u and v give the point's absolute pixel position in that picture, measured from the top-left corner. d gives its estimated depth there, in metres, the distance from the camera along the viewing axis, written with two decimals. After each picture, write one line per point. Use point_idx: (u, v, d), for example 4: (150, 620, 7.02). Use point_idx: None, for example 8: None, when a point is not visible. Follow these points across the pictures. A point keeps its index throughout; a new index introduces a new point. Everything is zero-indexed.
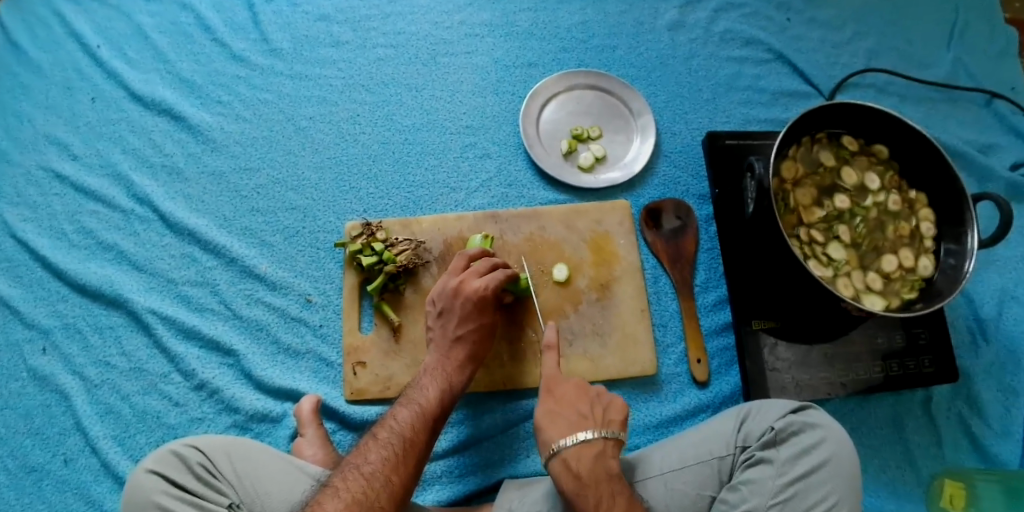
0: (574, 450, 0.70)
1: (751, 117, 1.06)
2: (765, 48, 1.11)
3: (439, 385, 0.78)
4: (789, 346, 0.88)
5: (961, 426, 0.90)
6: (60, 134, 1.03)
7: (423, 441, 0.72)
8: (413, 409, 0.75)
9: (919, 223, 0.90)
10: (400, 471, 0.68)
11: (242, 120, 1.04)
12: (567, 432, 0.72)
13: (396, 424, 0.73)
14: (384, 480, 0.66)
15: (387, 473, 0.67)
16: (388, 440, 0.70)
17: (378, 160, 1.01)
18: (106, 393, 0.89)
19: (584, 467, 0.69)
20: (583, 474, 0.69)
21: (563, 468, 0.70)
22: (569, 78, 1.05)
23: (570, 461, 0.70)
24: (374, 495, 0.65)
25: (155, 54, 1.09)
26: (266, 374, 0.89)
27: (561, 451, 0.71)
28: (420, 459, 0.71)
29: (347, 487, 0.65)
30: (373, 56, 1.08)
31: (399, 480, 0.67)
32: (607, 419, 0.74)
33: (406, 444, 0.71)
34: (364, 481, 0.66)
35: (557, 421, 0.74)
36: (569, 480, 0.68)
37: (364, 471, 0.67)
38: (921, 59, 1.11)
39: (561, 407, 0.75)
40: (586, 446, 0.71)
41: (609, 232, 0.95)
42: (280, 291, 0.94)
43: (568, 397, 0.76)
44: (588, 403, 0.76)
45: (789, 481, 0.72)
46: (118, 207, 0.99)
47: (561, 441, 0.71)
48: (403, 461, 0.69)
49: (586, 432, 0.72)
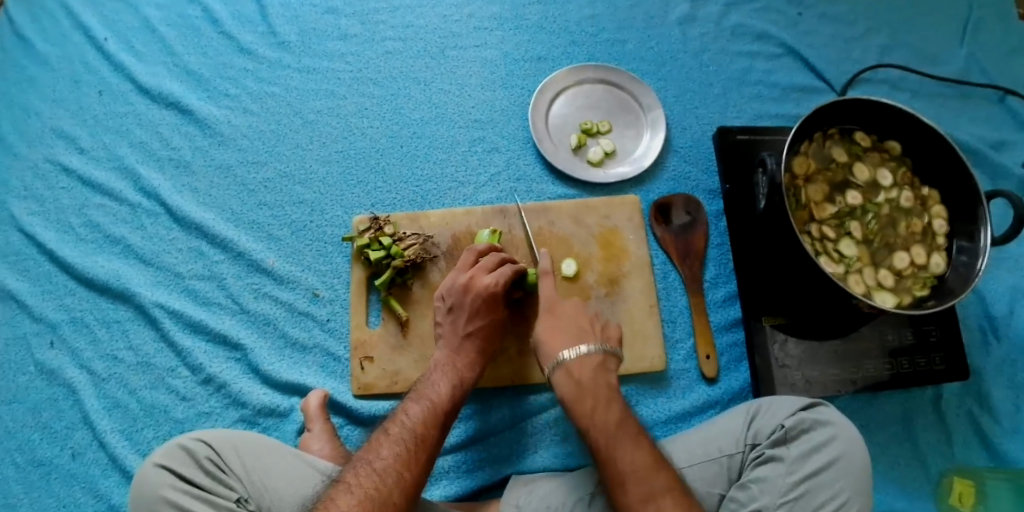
0: (575, 362, 0.78)
1: (762, 112, 1.05)
2: (776, 42, 1.10)
3: (450, 381, 0.78)
4: (799, 343, 0.88)
5: (971, 425, 0.90)
6: (68, 127, 1.03)
7: (434, 437, 0.72)
8: (425, 404, 0.75)
9: (931, 220, 0.89)
10: (412, 466, 0.68)
11: (249, 114, 1.03)
12: (568, 345, 0.80)
13: (407, 419, 0.72)
14: (396, 476, 0.66)
15: (399, 469, 0.67)
16: (399, 436, 0.70)
17: (385, 153, 1.00)
18: (114, 387, 0.89)
19: (585, 375, 0.77)
20: (583, 382, 0.76)
21: (566, 376, 0.77)
22: (579, 72, 1.04)
23: (573, 370, 0.77)
24: (387, 492, 0.65)
25: (163, 48, 1.08)
26: (274, 368, 0.88)
27: (563, 361, 0.78)
28: (432, 455, 0.71)
29: (359, 483, 0.65)
30: (381, 50, 1.07)
31: (411, 476, 0.67)
32: (606, 337, 0.82)
33: (418, 440, 0.70)
34: (376, 477, 0.66)
35: (558, 335, 0.81)
36: (569, 386, 0.76)
37: (376, 467, 0.67)
38: (933, 55, 1.10)
39: (562, 323, 0.82)
40: (586, 358, 0.78)
41: (618, 228, 0.94)
42: (288, 285, 0.93)
43: (569, 315, 0.83)
44: (588, 320, 0.83)
45: (799, 479, 0.71)
46: (126, 200, 0.98)
47: (564, 353, 0.79)
48: (414, 457, 0.69)
49: (586, 345, 0.79)
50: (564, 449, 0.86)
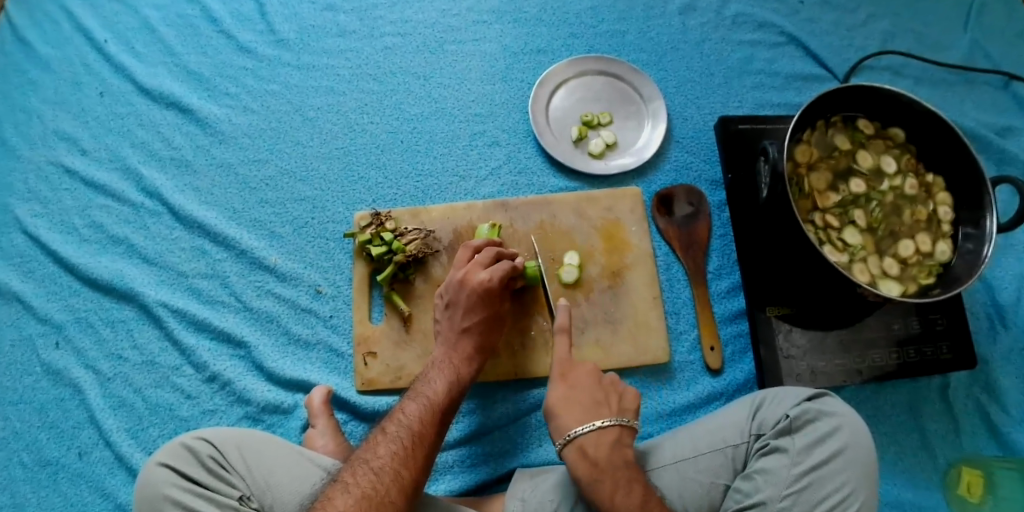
0: (591, 437, 0.71)
1: (764, 101, 1.04)
2: (778, 31, 1.09)
3: (448, 377, 0.78)
4: (804, 332, 0.87)
5: (979, 413, 0.90)
6: (69, 129, 1.03)
7: (431, 434, 0.72)
8: (422, 401, 0.75)
9: (936, 207, 0.89)
10: (407, 463, 0.68)
11: (249, 112, 1.03)
12: (580, 420, 0.73)
13: (405, 419, 0.72)
14: (393, 473, 0.66)
15: (397, 467, 0.67)
16: (397, 434, 0.70)
17: (386, 149, 1.00)
18: (119, 386, 0.89)
19: (601, 455, 0.70)
20: (600, 460, 0.70)
21: (579, 454, 0.71)
22: (579, 64, 1.03)
23: (587, 448, 0.71)
24: (384, 489, 0.65)
25: (163, 48, 1.07)
26: (278, 365, 0.88)
27: (577, 437, 0.72)
28: (428, 451, 0.70)
29: (357, 482, 0.65)
30: (381, 45, 1.06)
31: (409, 475, 0.67)
32: (621, 406, 0.76)
33: (415, 438, 0.70)
34: (372, 475, 0.66)
35: (571, 407, 0.75)
36: (585, 466, 0.69)
37: (373, 465, 0.67)
38: (937, 41, 1.09)
39: (578, 397, 0.76)
40: (603, 434, 0.72)
41: (620, 220, 0.94)
42: (290, 282, 0.93)
43: (585, 385, 0.77)
44: (602, 390, 0.77)
45: (804, 470, 0.71)
46: (128, 201, 0.98)
47: (577, 428, 0.72)
48: (412, 454, 0.69)
49: (602, 419, 0.73)
50: None
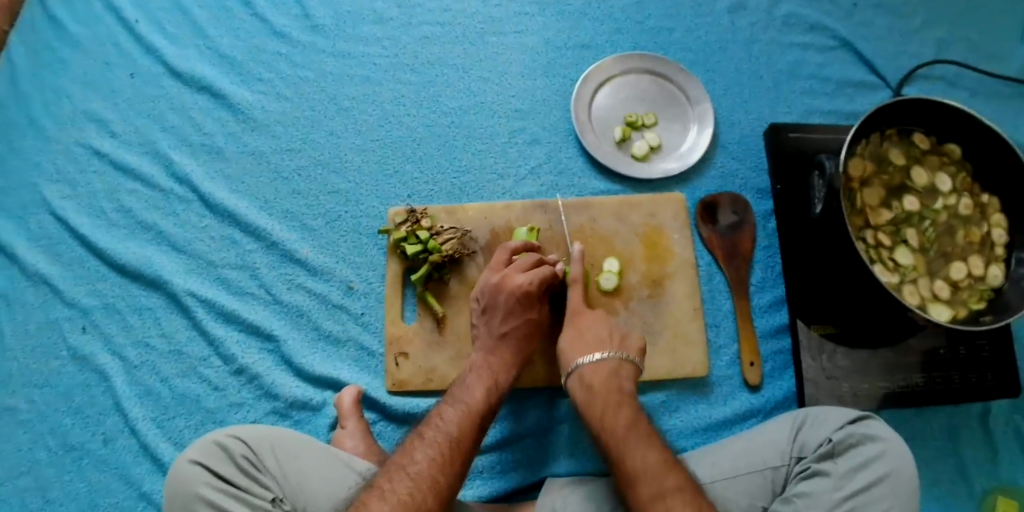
0: (591, 367, 0.75)
1: (814, 108, 1.00)
2: (830, 35, 1.04)
3: (487, 383, 0.76)
4: (847, 353, 0.85)
5: (1017, 440, 0.89)
6: (100, 110, 1.01)
7: (469, 442, 0.70)
8: (461, 407, 0.73)
9: (989, 229, 0.86)
10: (445, 468, 0.66)
11: (283, 99, 1.00)
12: (587, 349, 0.77)
13: (442, 424, 0.70)
14: (431, 480, 0.65)
15: (434, 474, 0.65)
16: (434, 439, 0.69)
17: (423, 143, 0.97)
18: (145, 373, 0.90)
19: (596, 380, 0.74)
20: (594, 385, 0.74)
21: (580, 380, 0.75)
22: (625, 62, 0.99)
23: (587, 375, 0.75)
24: (421, 497, 0.63)
25: (196, 30, 1.04)
26: (308, 361, 0.88)
27: (578, 367, 0.76)
28: (466, 457, 0.69)
29: (396, 489, 0.64)
30: (418, 35, 1.03)
31: (445, 480, 0.65)
32: (624, 342, 0.79)
33: (453, 444, 0.69)
34: (409, 482, 0.64)
35: (577, 342, 0.78)
36: (581, 391, 0.74)
37: (409, 472, 0.65)
38: (993, 52, 1.04)
39: (584, 336, 0.79)
40: (601, 365, 0.75)
41: (662, 226, 0.91)
42: (322, 277, 0.92)
43: (592, 326, 0.79)
44: (608, 329, 0.80)
45: (846, 495, 0.69)
46: (158, 186, 0.97)
47: (579, 358, 0.77)
48: (448, 460, 0.67)
49: (602, 351, 0.76)
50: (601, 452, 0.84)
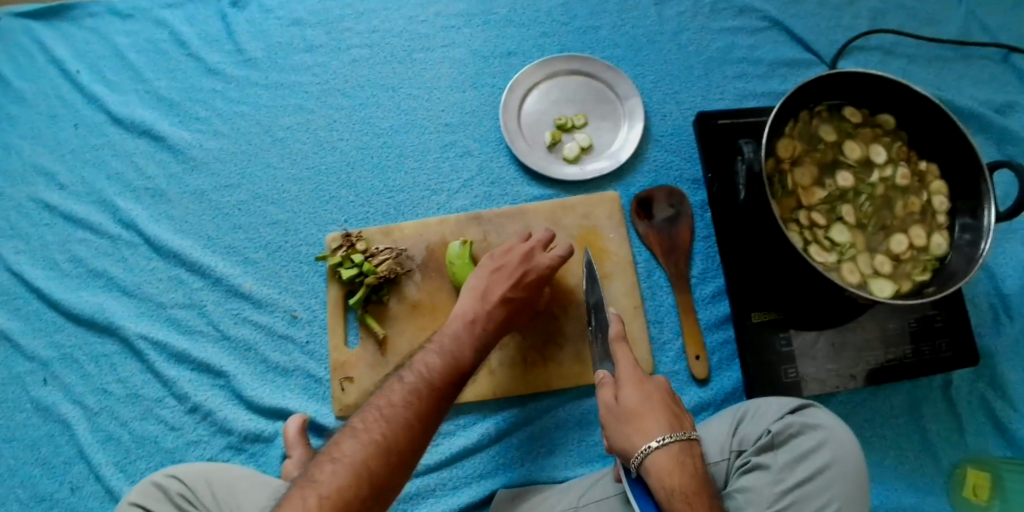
0: (683, 447, 0.67)
1: (747, 92, 0.98)
2: (761, 15, 1.02)
3: (475, 341, 0.74)
4: (792, 338, 0.84)
5: (983, 409, 0.88)
6: (46, 163, 1.03)
7: (448, 391, 0.69)
8: (443, 361, 0.71)
9: (930, 197, 0.84)
10: (420, 413, 0.66)
11: (220, 136, 1.01)
12: (667, 426, 0.68)
13: (423, 373, 0.69)
14: (404, 421, 0.65)
15: (409, 416, 0.65)
16: (412, 386, 0.68)
17: (356, 167, 0.98)
18: (105, 420, 0.91)
19: (694, 465, 0.67)
20: (694, 470, 0.66)
21: (673, 461, 0.66)
22: (550, 65, 0.98)
23: (682, 456, 0.67)
24: (392, 435, 0.63)
25: (133, 74, 1.06)
26: (257, 394, 0.89)
27: (669, 445, 0.67)
28: (440, 408, 0.68)
29: (368, 428, 0.64)
30: (348, 58, 1.03)
31: (417, 425, 0.65)
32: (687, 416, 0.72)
33: (431, 390, 0.68)
34: (382, 422, 0.64)
35: (653, 411, 0.69)
36: (683, 476, 0.65)
37: (384, 413, 0.65)
38: (932, 15, 1.01)
39: (654, 402, 0.70)
40: (690, 446, 0.68)
41: (598, 226, 0.90)
42: (266, 308, 0.93)
43: (657, 390, 0.71)
44: (673, 397, 0.72)
45: (786, 489, 0.68)
46: (106, 233, 0.99)
47: (667, 436, 0.67)
48: (425, 404, 0.67)
49: (687, 430, 0.69)
50: (551, 460, 0.85)
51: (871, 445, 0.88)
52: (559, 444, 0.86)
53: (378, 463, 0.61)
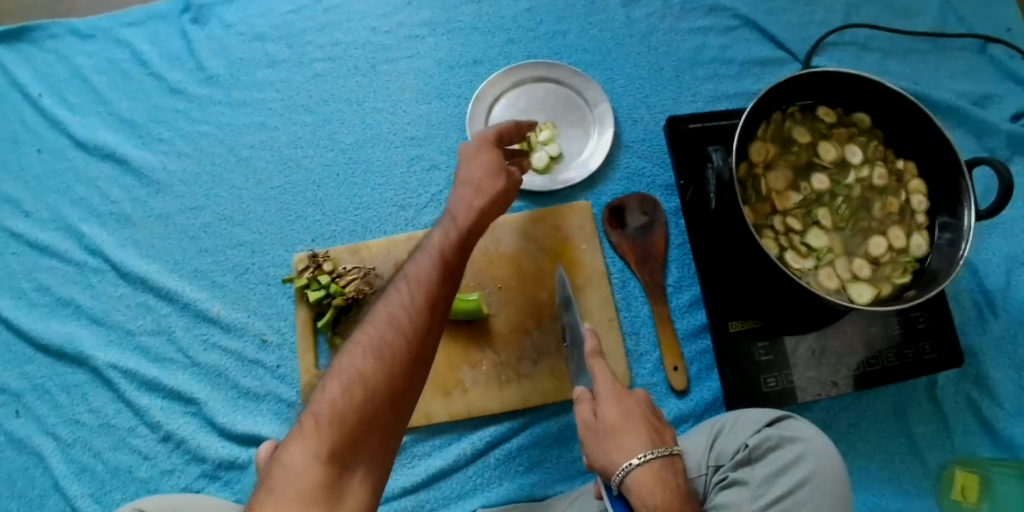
0: (665, 462, 0.64)
1: (719, 93, 0.96)
2: (731, 13, 0.99)
3: (461, 225, 0.65)
4: (771, 346, 0.81)
5: (970, 410, 0.86)
6: (10, 190, 1.01)
7: (436, 290, 0.60)
8: (430, 252, 0.63)
9: (908, 197, 0.81)
10: (411, 309, 0.59)
11: (184, 157, 0.99)
12: (648, 442, 0.65)
13: (409, 272, 0.62)
14: (392, 321, 0.58)
15: (401, 320, 0.58)
16: (397, 287, 0.61)
17: (322, 184, 0.96)
18: (79, 451, 0.90)
19: (678, 481, 0.63)
20: (679, 485, 0.63)
21: (655, 478, 0.63)
22: (516, 73, 0.96)
23: (664, 473, 0.63)
24: (386, 342, 0.57)
25: (96, 96, 1.04)
26: (229, 420, 0.87)
27: (649, 461, 0.64)
28: (434, 300, 0.60)
29: (359, 340, 0.58)
30: (311, 73, 1.01)
31: (407, 321, 0.58)
32: (667, 431, 0.69)
33: (419, 291, 0.60)
34: (375, 330, 0.58)
35: (633, 425, 0.66)
36: (667, 492, 0.62)
37: (375, 323, 0.59)
38: (906, 7, 0.98)
39: (633, 415, 0.67)
40: (673, 460, 0.65)
41: (570, 238, 0.89)
42: (235, 332, 0.91)
43: (637, 402, 0.69)
44: (652, 409, 0.70)
45: (765, 505, 0.66)
46: (72, 260, 0.97)
47: (647, 451, 0.64)
48: (414, 305, 0.59)
49: (667, 445, 0.66)
50: (530, 479, 0.83)
51: (857, 450, 0.86)
52: (536, 461, 0.84)
53: (375, 368, 0.56)
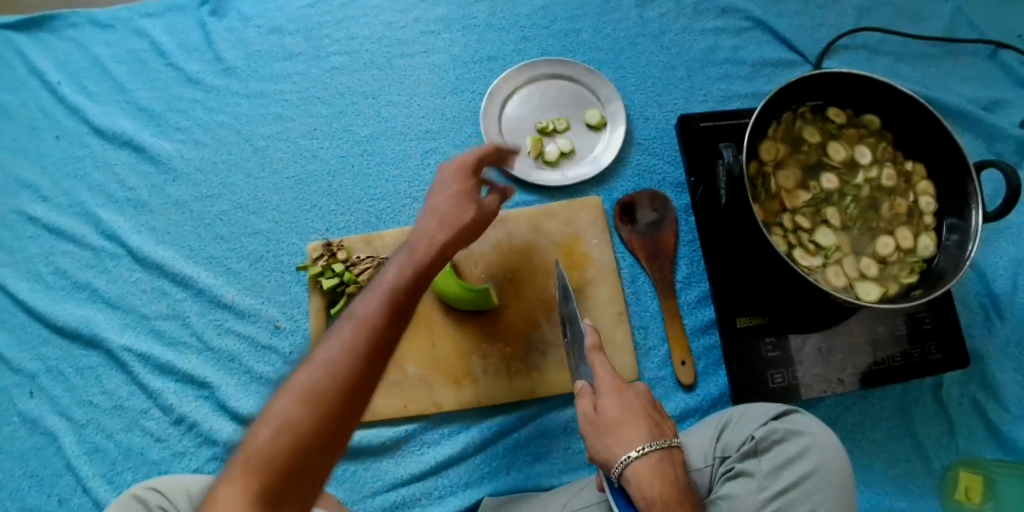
0: (664, 455, 0.65)
1: (730, 93, 0.97)
2: (743, 15, 1.00)
3: (417, 258, 0.63)
4: (778, 343, 0.82)
5: (975, 412, 0.86)
6: (28, 175, 1.03)
7: (381, 328, 0.57)
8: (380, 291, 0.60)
9: (916, 198, 0.82)
10: (349, 354, 0.55)
11: (201, 146, 1.01)
12: (648, 435, 0.66)
13: (354, 309, 0.59)
14: (330, 365, 0.54)
15: (338, 361, 0.54)
16: (340, 327, 0.57)
17: (337, 175, 0.97)
18: (92, 432, 0.91)
19: (677, 474, 0.64)
20: (678, 478, 0.64)
21: (654, 470, 0.64)
22: (530, 69, 0.97)
23: (663, 465, 0.64)
24: (321, 386, 0.53)
25: (115, 85, 1.06)
26: (241, 404, 0.88)
27: (648, 454, 0.65)
28: (378, 344, 0.56)
29: (292, 383, 0.54)
30: (328, 66, 1.03)
31: (347, 365, 0.54)
32: (667, 424, 0.70)
33: (361, 330, 0.56)
34: (310, 371, 0.54)
35: (632, 419, 0.67)
36: (665, 484, 0.63)
37: (312, 364, 0.55)
38: (917, 11, 1.00)
39: (633, 409, 0.68)
40: (672, 453, 0.66)
41: (580, 234, 0.90)
42: (249, 318, 0.92)
43: (637, 396, 0.70)
44: (652, 402, 0.71)
45: (771, 496, 0.66)
46: (89, 245, 0.99)
47: (647, 444, 0.65)
48: (355, 343, 0.55)
49: (666, 438, 0.67)
50: (537, 468, 0.84)
51: (862, 448, 0.86)
52: (543, 452, 0.85)
53: (307, 415, 0.52)
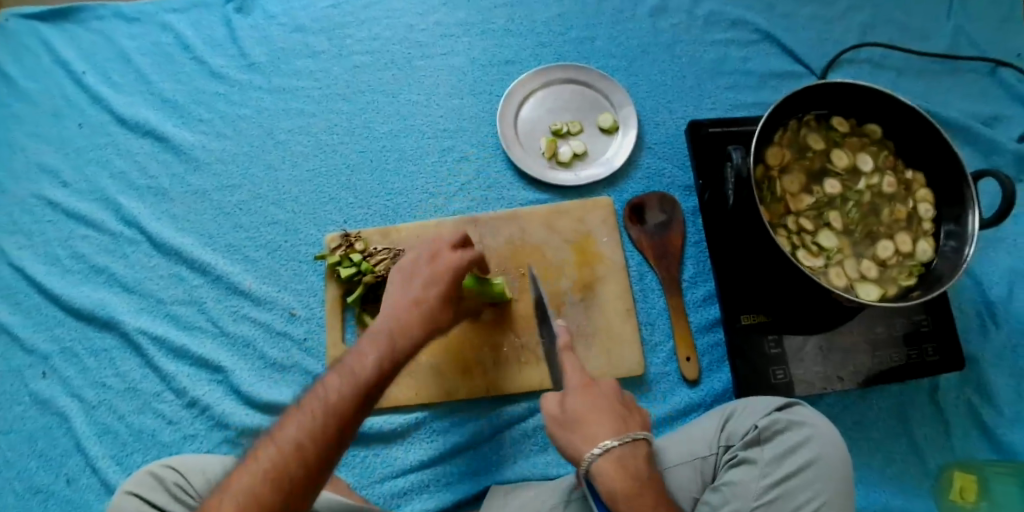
0: (629, 450, 0.66)
1: (738, 102, 1.01)
2: (752, 28, 1.05)
3: (385, 345, 0.65)
4: (780, 341, 0.85)
5: (971, 415, 0.89)
6: (51, 161, 1.06)
7: (349, 411, 0.59)
8: (348, 373, 0.61)
9: (915, 205, 0.86)
10: (315, 436, 0.56)
11: (223, 138, 1.04)
12: (613, 431, 0.67)
13: (322, 389, 0.60)
14: (297, 448, 0.55)
15: (305, 442, 0.56)
16: (305, 409, 0.58)
17: (356, 169, 1.01)
18: (103, 413, 0.93)
19: (640, 468, 0.65)
20: (640, 473, 0.65)
21: (617, 466, 0.65)
22: (546, 74, 1.01)
23: (625, 460, 0.65)
24: (287, 465, 0.54)
25: (139, 77, 1.09)
26: (253, 388, 0.90)
27: (608, 451, 0.66)
28: (344, 424, 0.58)
29: (257, 458, 0.55)
30: (349, 65, 1.06)
31: (314, 444, 0.56)
32: (638, 416, 0.71)
33: (328, 411, 0.58)
34: (275, 449, 0.55)
35: (597, 415, 0.68)
36: (625, 481, 0.64)
37: (277, 440, 0.56)
38: (920, 29, 1.04)
39: (599, 405, 0.69)
40: (639, 446, 0.67)
41: (591, 232, 0.93)
42: (265, 305, 0.95)
43: (604, 391, 0.70)
44: (621, 396, 0.72)
45: (773, 482, 0.69)
46: (108, 231, 1.01)
47: (610, 440, 0.66)
48: (322, 425, 0.57)
49: (632, 432, 0.68)
50: (545, 458, 0.86)
51: (860, 447, 0.89)
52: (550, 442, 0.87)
53: (270, 494, 0.53)
